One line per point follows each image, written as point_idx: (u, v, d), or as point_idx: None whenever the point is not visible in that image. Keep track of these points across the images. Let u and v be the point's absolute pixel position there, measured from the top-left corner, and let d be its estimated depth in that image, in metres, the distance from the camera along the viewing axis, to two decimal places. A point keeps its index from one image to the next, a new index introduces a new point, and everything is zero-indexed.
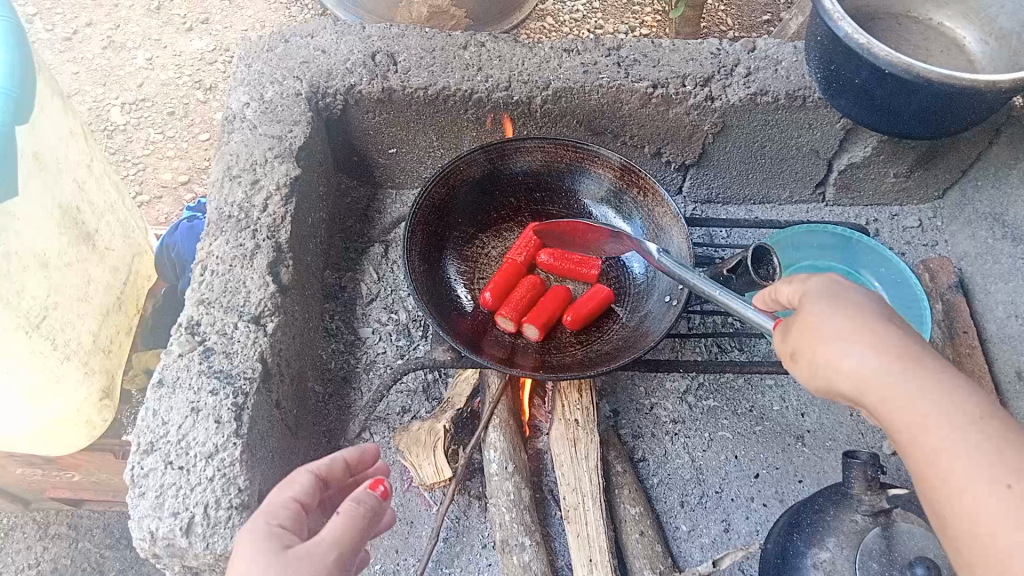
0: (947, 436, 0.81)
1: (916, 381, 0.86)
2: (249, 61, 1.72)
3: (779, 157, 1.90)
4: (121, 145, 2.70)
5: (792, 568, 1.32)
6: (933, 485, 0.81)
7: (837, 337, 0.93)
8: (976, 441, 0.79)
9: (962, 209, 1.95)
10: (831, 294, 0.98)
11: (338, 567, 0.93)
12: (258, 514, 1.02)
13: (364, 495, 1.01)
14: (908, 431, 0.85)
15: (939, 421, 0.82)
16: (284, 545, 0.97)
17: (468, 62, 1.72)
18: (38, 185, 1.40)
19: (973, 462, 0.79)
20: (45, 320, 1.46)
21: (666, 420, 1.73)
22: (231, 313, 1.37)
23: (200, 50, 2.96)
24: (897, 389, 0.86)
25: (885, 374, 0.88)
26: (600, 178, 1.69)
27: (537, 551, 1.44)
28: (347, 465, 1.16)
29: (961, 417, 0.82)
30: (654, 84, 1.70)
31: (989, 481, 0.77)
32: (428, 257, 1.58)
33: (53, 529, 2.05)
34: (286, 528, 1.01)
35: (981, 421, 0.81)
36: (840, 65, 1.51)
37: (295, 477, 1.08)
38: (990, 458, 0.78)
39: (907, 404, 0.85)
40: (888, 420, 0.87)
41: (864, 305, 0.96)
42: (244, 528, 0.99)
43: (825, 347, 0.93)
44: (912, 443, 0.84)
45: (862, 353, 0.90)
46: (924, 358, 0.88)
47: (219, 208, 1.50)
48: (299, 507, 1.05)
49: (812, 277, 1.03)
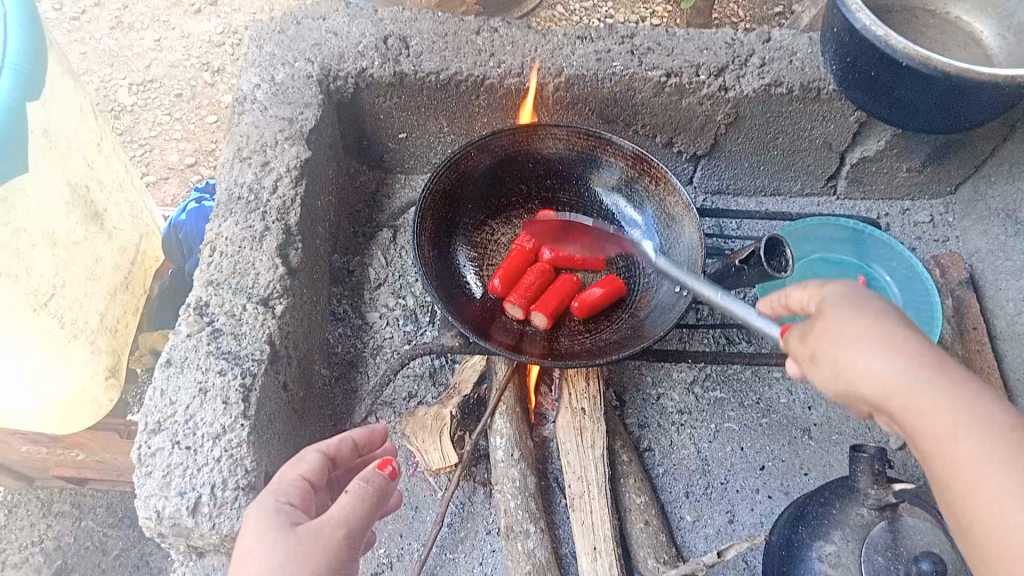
0: (978, 448, 0.79)
1: (944, 390, 0.83)
2: (260, 42, 1.70)
3: (792, 149, 1.89)
4: (128, 126, 2.69)
5: (797, 560, 1.32)
6: (962, 500, 0.79)
7: (860, 342, 0.89)
8: (1009, 455, 0.77)
9: (974, 205, 1.94)
10: (849, 299, 0.95)
11: (346, 545, 0.95)
12: (267, 490, 1.03)
13: (372, 475, 1.02)
14: (937, 441, 0.82)
15: (969, 434, 0.80)
16: (292, 522, 0.97)
17: (480, 47, 1.71)
18: (48, 162, 1.39)
19: (1006, 477, 0.76)
20: (53, 298, 1.45)
21: (672, 410, 1.73)
22: (240, 295, 1.37)
23: (209, 32, 2.94)
24: (926, 398, 0.83)
25: (912, 382, 0.85)
26: (612, 166, 1.68)
27: (541, 539, 1.44)
28: (355, 445, 1.17)
29: (993, 430, 0.79)
30: (667, 73, 1.69)
31: (1021, 496, 0.75)
32: (437, 242, 1.57)
33: (57, 507, 2.06)
34: (295, 504, 1.02)
35: (1011, 434, 0.78)
36: (856, 57, 1.49)
37: (303, 455, 1.10)
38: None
39: (936, 414, 0.82)
40: (914, 429, 0.85)
41: (885, 312, 0.93)
42: (254, 503, 1.00)
43: (846, 353, 0.90)
44: (938, 455, 0.82)
45: (887, 360, 0.87)
46: (950, 366, 0.85)
47: (228, 189, 1.49)
48: (307, 485, 1.06)
49: (828, 282, 1.00)
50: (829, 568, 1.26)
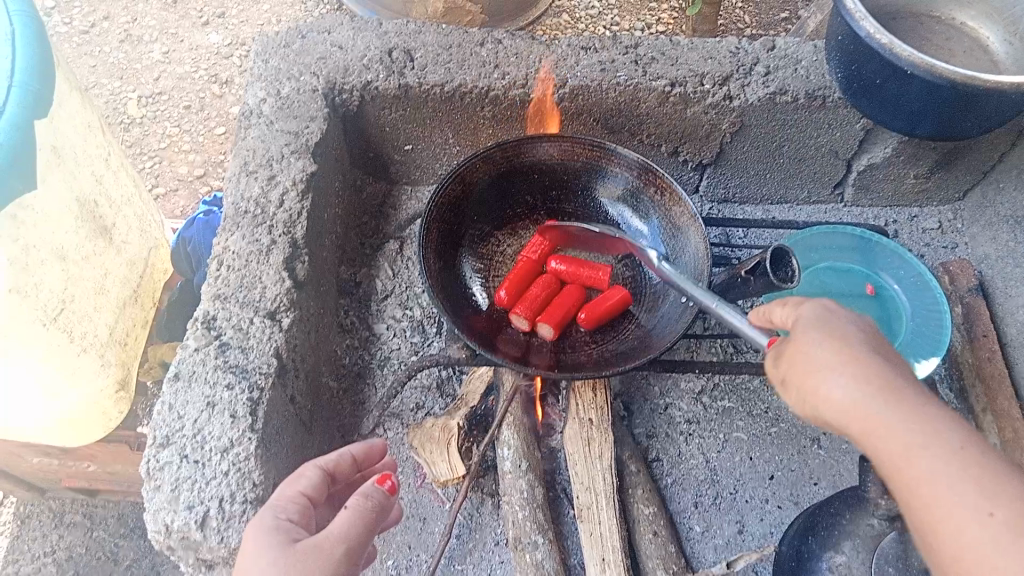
0: (930, 466, 0.81)
1: (898, 411, 0.86)
2: (266, 56, 1.71)
3: (798, 157, 1.89)
4: (138, 139, 2.71)
5: (807, 571, 1.31)
6: (921, 514, 0.81)
7: (823, 365, 0.93)
8: (956, 473, 0.79)
9: (983, 211, 1.93)
10: (819, 322, 0.99)
11: (346, 562, 0.94)
12: (267, 506, 1.03)
13: (372, 490, 1.02)
14: (890, 457, 0.84)
15: (923, 452, 0.82)
16: (292, 539, 0.97)
17: (485, 59, 1.71)
18: (57, 179, 1.40)
19: (954, 489, 0.78)
20: (63, 312, 1.47)
21: (680, 420, 1.72)
22: (247, 308, 1.37)
23: (216, 44, 2.96)
24: (881, 419, 0.86)
25: (870, 405, 0.87)
26: (618, 176, 1.68)
27: (550, 550, 1.44)
28: (354, 462, 1.17)
29: (942, 444, 0.81)
30: (672, 83, 1.69)
31: (969, 507, 0.77)
32: (443, 254, 1.57)
33: (69, 518, 2.06)
34: (294, 521, 1.02)
35: (962, 452, 0.80)
36: (862, 65, 1.49)
37: (302, 471, 1.09)
38: (972, 485, 0.77)
39: (889, 433, 0.85)
40: (870, 447, 0.87)
41: (851, 335, 0.96)
42: (253, 521, 1.00)
43: (811, 375, 0.94)
44: (897, 474, 0.84)
45: (848, 383, 0.90)
46: (908, 387, 0.88)
47: (235, 203, 1.50)
48: (306, 501, 1.06)
49: (804, 303, 1.04)
50: None
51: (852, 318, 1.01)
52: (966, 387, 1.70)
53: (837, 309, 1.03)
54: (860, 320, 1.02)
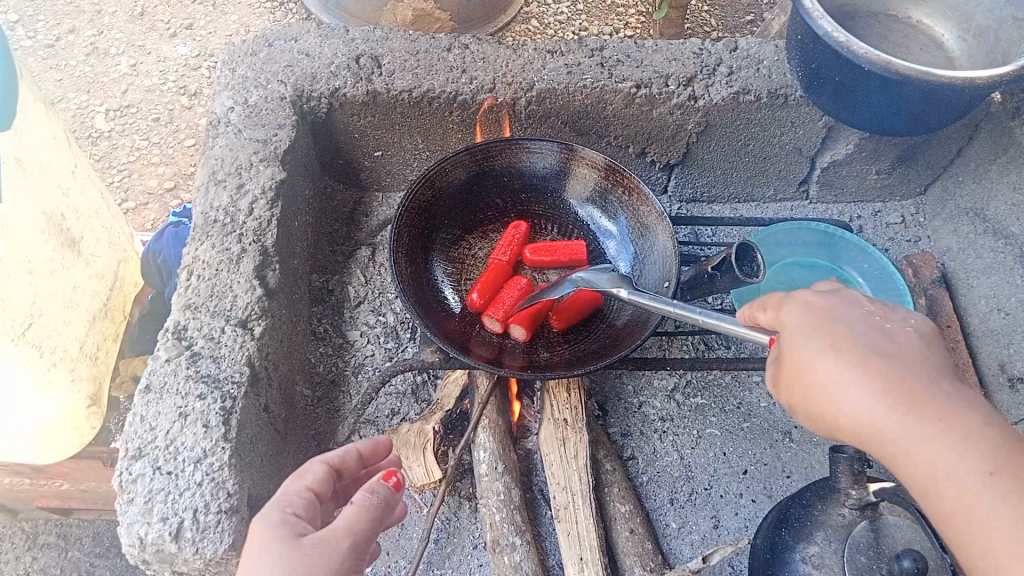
0: (965, 490, 0.83)
1: (919, 430, 0.87)
2: (232, 65, 1.71)
3: (762, 155, 1.92)
4: (106, 153, 2.69)
5: (781, 562, 1.33)
6: (962, 538, 0.82)
7: (839, 384, 0.93)
8: (995, 498, 0.81)
9: (944, 204, 1.97)
10: (816, 325, 0.99)
11: (351, 557, 0.95)
12: (271, 502, 1.03)
13: (378, 486, 1.01)
14: (919, 478, 0.87)
15: (951, 479, 0.84)
16: (298, 534, 0.98)
17: (452, 64, 1.72)
18: (22, 192, 1.39)
19: (997, 508, 0.80)
20: (31, 327, 1.46)
21: (654, 418, 1.74)
22: (218, 318, 1.37)
23: (184, 56, 2.94)
24: (902, 442, 0.88)
25: (889, 425, 0.90)
26: (586, 177, 1.69)
27: (527, 551, 1.45)
28: (361, 456, 1.18)
29: (973, 461, 0.83)
30: (637, 84, 1.71)
31: (1012, 537, 0.78)
32: (415, 258, 1.58)
33: (42, 539, 2.03)
34: (300, 516, 1.02)
35: (992, 473, 0.82)
36: (821, 64, 1.52)
37: (309, 467, 1.10)
38: (1010, 510, 0.79)
39: (915, 458, 0.87)
40: (898, 465, 0.90)
41: (854, 330, 0.98)
42: (260, 515, 1.00)
43: (829, 396, 0.94)
44: (929, 494, 0.86)
45: (863, 399, 0.92)
46: (924, 387, 0.90)
47: (204, 212, 1.50)
48: (313, 496, 1.06)
49: (790, 302, 1.03)
50: (813, 569, 1.27)
51: (846, 302, 1.03)
52: None
53: (828, 295, 1.05)
54: (855, 302, 1.03)
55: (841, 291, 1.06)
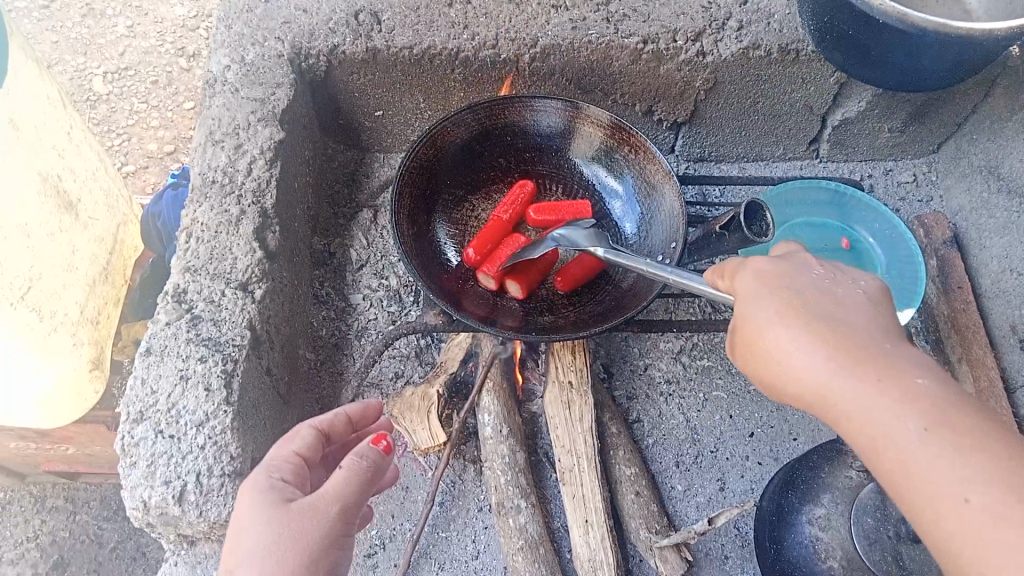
0: (903, 448, 0.77)
1: (861, 387, 0.82)
2: (229, 22, 1.67)
3: (772, 113, 1.87)
4: (105, 116, 2.65)
5: (787, 524, 1.33)
6: (906, 501, 0.77)
7: (788, 346, 0.88)
8: (933, 452, 0.75)
9: (957, 162, 1.93)
10: (768, 287, 0.95)
11: (341, 521, 0.94)
12: (259, 468, 1.02)
13: (367, 449, 1.00)
14: (862, 441, 0.81)
15: (890, 436, 0.78)
16: (286, 498, 0.96)
17: (454, 20, 1.67)
18: (17, 154, 1.37)
19: (936, 464, 0.74)
20: (30, 291, 1.44)
21: (660, 380, 1.73)
22: (218, 280, 1.35)
23: (182, 16, 2.88)
24: (845, 402, 0.83)
25: (832, 385, 0.84)
26: (591, 136, 1.66)
27: (532, 513, 1.45)
28: (349, 420, 1.17)
29: (912, 416, 0.77)
30: (644, 40, 1.66)
31: (948, 489, 0.72)
32: (416, 220, 1.55)
33: (51, 502, 2.05)
34: (289, 481, 1.01)
35: (930, 427, 0.76)
36: (835, 17, 1.47)
37: (297, 432, 1.09)
38: (947, 461, 0.73)
39: (857, 417, 0.81)
40: (844, 428, 0.84)
41: (806, 294, 0.93)
42: (248, 481, 0.99)
43: (779, 359, 0.89)
44: (872, 457, 0.80)
45: (808, 361, 0.86)
46: (872, 347, 0.85)
47: (202, 173, 1.47)
48: (301, 461, 1.05)
49: (748, 266, 1.00)
50: (819, 530, 1.26)
51: (802, 268, 0.98)
52: (941, 338, 1.71)
53: (785, 261, 1.00)
54: (812, 268, 0.98)
55: (800, 257, 1.02)
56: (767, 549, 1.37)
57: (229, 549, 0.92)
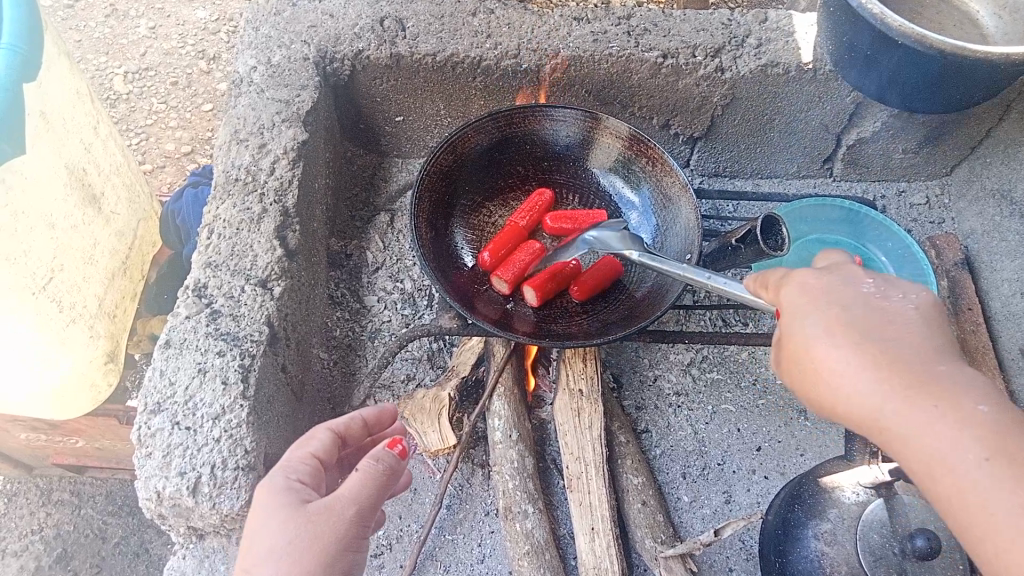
0: (959, 475, 0.76)
1: (916, 411, 0.81)
2: (256, 24, 1.70)
3: (788, 131, 1.89)
4: (124, 115, 2.68)
5: (793, 538, 1.33)
6: (961, 530, 0.76)
7: (841, 368, 0.87)
8: (989, 478, 0.74)
9: (970, 185, 1.95)
10: (817, 300, 0.93)
11: (357, 522, 0.95)
12: (277, 468, 1.03)
13: (383, 453, 1.01)
14: (918, 466, 0.80)
15: (945, 464, 0.77)
16: (303, 499, 0.98)
17: (477, 29, 1.70)
18: (45, 147, 1.39)
19: (992, 493, 0.73)
20: (51, 282, 1.47)
21: (669, 392, 1.74)
22: (238, 276, 1.37)
23: (204, 20, 2.92)
24: (899, 426, 0.82)
25: (886, 408, 0.83)
26: (611, 147, 1.68)
27: (539, 519, 1.46)
28: (365, 424, 1.18)
29: (969, 442, 0.76)
30: (664, 54, 1.68)
31: (1006, 520, 0.71)
32: (435, 224, 1.57)
33: (56, 496, 2.06)
34: (305, 482, 1.02)
35: (985, 457, 0.75)
36: (854, 37, 1.49)
37: (313, 434, 1.10)
38: (1004, 489, 0.72)
39: (912, 442, 0.80)
40: (897, 449, 0.83)
41: (855, 309, 0.91)
42: (264, 480, 1.00)
43: (831, 380, 0.88)
44: (928, 484, 0.79)
45: (860, 382, 0.85)
46: (924, 367, 0.83)
47: (226, 171, 1.49)
48: (317, 463, 1.06)
49: (797, 273, 0.98)
50: (826, 545, 1.26)
51: (849, 277, 0.95)
52: None
53: (831, 271, 0.97)
54: (859, 276, 0.95)
55: (845, 266, 0.98)
56: (772, 562, 1.37)
57: (245, 546, 0.93)
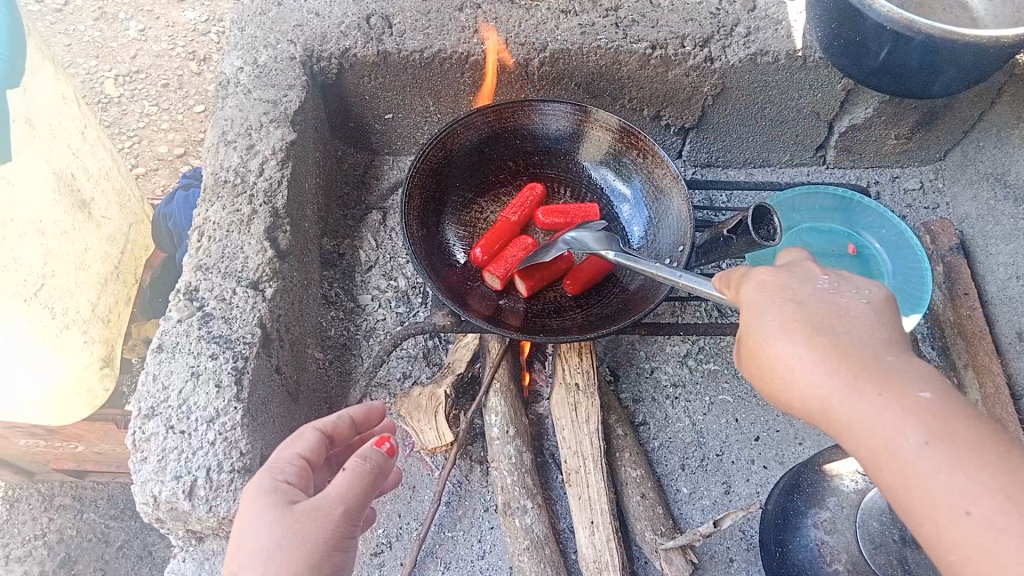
0: (905, 461, 0.74)
1: (863, 400, 0.79)
2: (242, 24, 1.69)
3: (779, 119, 1.88)
4: (116, 118, 2.67)
5: (792, 528, 1.33)
6: (910, 517, 0.74)
7: (793, 362, 0.86)
8: (932, 462, 0.73)
9: (964, 169, 1.94)
10: (773, 296, 0.92)
11: (345, 522, 0.95)
12: (264, 469, 1.02)
13: (371, 452, 1.02)
14: (867, 455, 0.79)
15: (891, 450, 0.76)
16: (290, 499, 0.97)
17: (464, 24, 1.69)
18: (32, 153, 1.39)
19: (935, 476, 0.72)
20: (42, 289, 1.46)
21: (666, 383, 1.74)
22: (229, 279, 1.37)
23: (193, 21, 2.91)
24: (847, 415, 0.80)
25: (835, 399, 0.82)
26: (601, 139, 1.67)
27: (538, 514, 1.46)
28: (353, 423, 1.18)
29: (913, 428, 0.75)
30: (653, 45, 1.67)
31: (949, 502, 0.70)
32: (426, 222, 1.57)
33: (59, 501, 2.06)
34: (292, 482, 1.02)
35: (928, 441, 0.74)
36: (843, 23, 1.48)
37: (301, 433, 1.10)
38: (947, 471, 0.71)
39: (860, 431, 0.79)
40: (846, 439, 0.81)
41: (808, 303, 0.90)
42: (252, 482, 1.00)
43: (785, 374, 0.87)
44: (877, 473, 0.78)
45: (811, 374, 0.84)
46: (872, 357, 0.82)
47: (215, 173, 1.49)
48: (305, 463, 1.06)
49: (754, 272, 0.97)
50: (824, 534, 1.26)
51: (804, 275, 0.95)
52: (948, 345, 1.71)
53: (788, 270, 0.96)
54: (813, 274, 0.95)
55: (803, 265, 0.98)
56: (772, 552, 1.37)
57: (233, 551, 0.92)
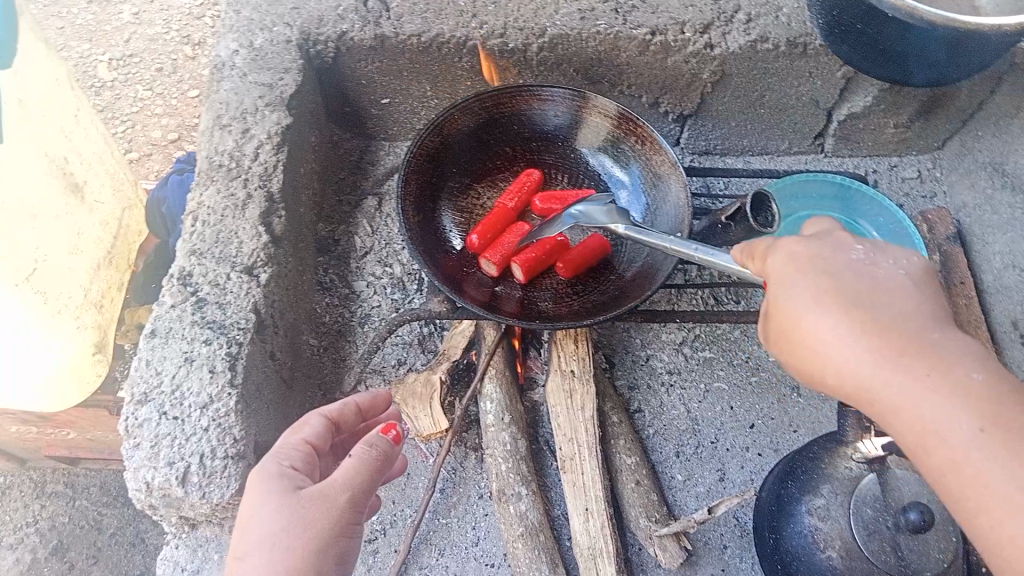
0: (957, 443, 0.77)
1: (910, 381, 0.81)
2: (237, 7, 1.68)
3: (778, 106, 1.87)
4: (109, 102, 2.65)
5: (787, 515, 1.33)
6: (953, 496, 0.78)
7: (832, 338, 0.87)
8: (981, 447, 0.75)
9: (962, 159, 1.94)
10: (803, 267, 0.92)
11: (350, 509, 0.95)
12: (269, 454, 1.02)
13: (377, 439, 1.02)
14: (911, 434, 0.81)
15: (939, 433, 0.78)
16: (296, 485, 0.97)
17: (461, 8, 1.67)
18: (23, 137, 1.37)
19: (988, 462, 0.75)
20: (33, 273, 1.46)
21: (662, 371, 1.73)
22: (224, 264, 1.36)
23: (188, 5, 2.88)
24: (893, 395, 0.82)
25: (878, 378, 0.83)
26: (599, 126, 1.66)
27: (533, 501, 1.46)
28: (359, 410, 1.18)
29: (964, 413, 0.77)
30: (652, 31, 1.66)
31: (999, 488, 0.73)
32: (422, 209, 1.56)
33: (50, 488, 2.06)
34: (297, 468, 1.01)
35: (977, 427, 0.76)
36: (845, 9, 1.47)
37: (307, 419, 1.10)
38: (999, 457, 0.74)
39: (905, 411, 0.81)
40: (888, 415, 0.84)
41: (843, 276, 0.90)
42: (257, 466, 0.99)
43: (821, 349, 0.88)
44: (920, 451, 0.81)
45: (852, 351, 0.86)
46: (916, 336, 0.84)
47: (209, 157, 1.47)
48: (311, 449, 1.06)
49: (782, 241, 0.97)
50: (818, 522, 1.26)
51: (836, 244, 0.94)
52: None
53: (817, 237, 0.96)
54: (846, 243, 0.94)
55: (830, 234, 0.97)
56: (766, 540, 1.37)
57: (238, 534, 0.92)
